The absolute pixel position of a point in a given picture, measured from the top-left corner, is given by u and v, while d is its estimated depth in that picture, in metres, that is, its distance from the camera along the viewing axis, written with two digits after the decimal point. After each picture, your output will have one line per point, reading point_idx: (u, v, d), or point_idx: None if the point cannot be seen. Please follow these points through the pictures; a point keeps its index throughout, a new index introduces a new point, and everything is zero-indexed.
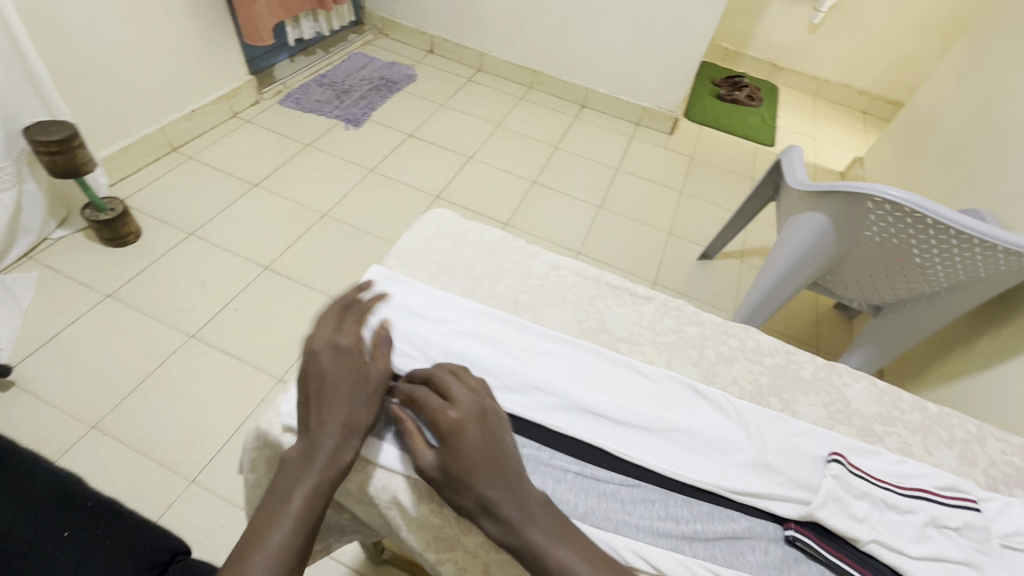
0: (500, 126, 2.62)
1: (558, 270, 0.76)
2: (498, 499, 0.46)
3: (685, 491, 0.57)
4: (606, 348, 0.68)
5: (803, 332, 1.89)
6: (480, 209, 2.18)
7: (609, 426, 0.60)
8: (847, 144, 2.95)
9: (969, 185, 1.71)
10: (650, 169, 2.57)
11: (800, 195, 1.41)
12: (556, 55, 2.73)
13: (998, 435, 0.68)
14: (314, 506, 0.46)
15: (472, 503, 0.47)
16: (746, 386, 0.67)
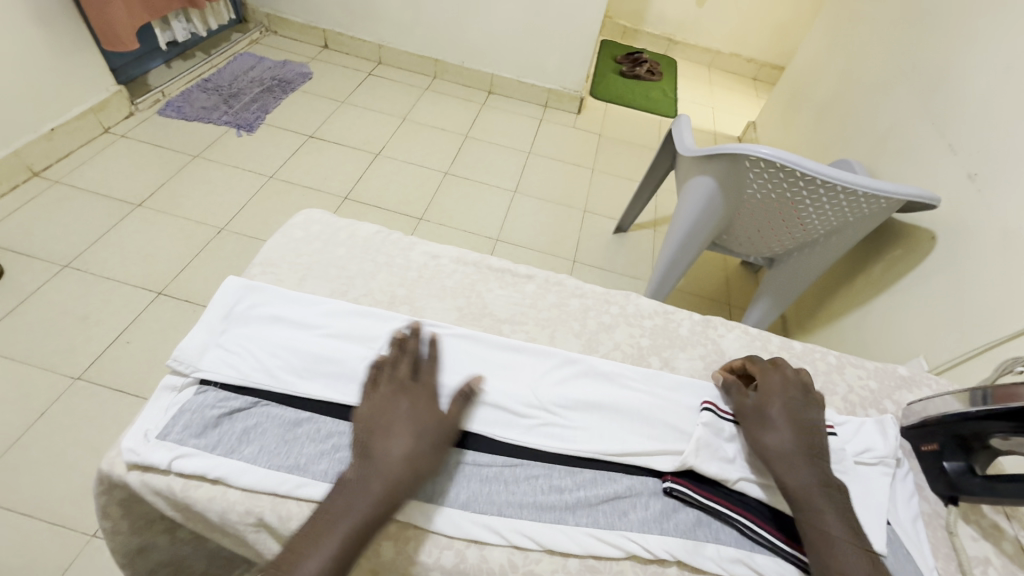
0: (407, 119, 2.55)
1: (438, 260, 0.75)
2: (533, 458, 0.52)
3: (568, 462, 0.58)
4: (487, 332, 0.67)
5: (714, 290, 2.00)
6: (392, 205, 2.12)
7: (491, 411, 0.59)
8: (742, 110, 3.13)
9: (840, 138, 1.87)
10: (561, 150, 2.60)
11: (690, 161, 1.47)
12: (456, 42, 2.68)
13: (854, 363, 0.75)
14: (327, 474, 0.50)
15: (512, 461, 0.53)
16: (627, 351, 0.69)
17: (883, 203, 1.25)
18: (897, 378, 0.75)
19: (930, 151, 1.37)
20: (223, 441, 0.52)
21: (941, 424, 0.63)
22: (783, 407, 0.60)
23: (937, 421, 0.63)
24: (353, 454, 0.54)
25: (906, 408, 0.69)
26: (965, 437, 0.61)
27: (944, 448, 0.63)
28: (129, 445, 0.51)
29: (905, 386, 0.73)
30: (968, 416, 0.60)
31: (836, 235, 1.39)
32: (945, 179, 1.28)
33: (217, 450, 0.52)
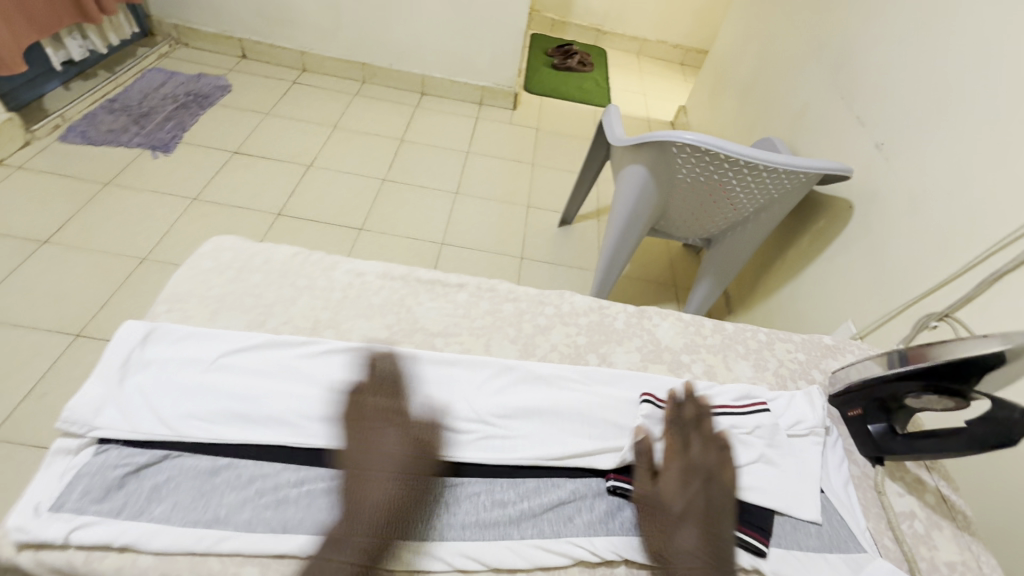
0: (338, 127, 2.46)
1: (364, 277, 0.72)
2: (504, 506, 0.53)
3: (510, 473, 0.56)
4: (419, 347, 0.65)
5: (660, 274, 2.05)
6: (329, 218, 2.04)
7: (428, 432, 0.57)
8: (671, 95, 3.22)
9: (762, 117, 1.95)
10: (500, 147, 2.59)
11: (622, 151, 1.49)
12: (382, 45, 2.61)
13: (782, 338, 0.78)
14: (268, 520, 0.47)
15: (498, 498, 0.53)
16: (564, 351, 0.69)
17: (802, 177, 1.31)
18: (823, 347, 0.78)
19: (840, 124, 1.45)
20: (130, 503, 0.48)
21: (863, 389, 0.66)
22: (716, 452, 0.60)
23: (859, 386, 0.66)
24: (278, 497, 0.50)
25: (832, 375, 0.72)
26: (885, 399, 0.64)
27: (867, 411, 0.66)
28: (15, 523, 0.45)
29: (831, 355, 0.77)
30: (886, 380, 0.63)
31: (764, 211, 1.44)
32: (856, 150, 1.36)
33: (124, 514, 0.47)
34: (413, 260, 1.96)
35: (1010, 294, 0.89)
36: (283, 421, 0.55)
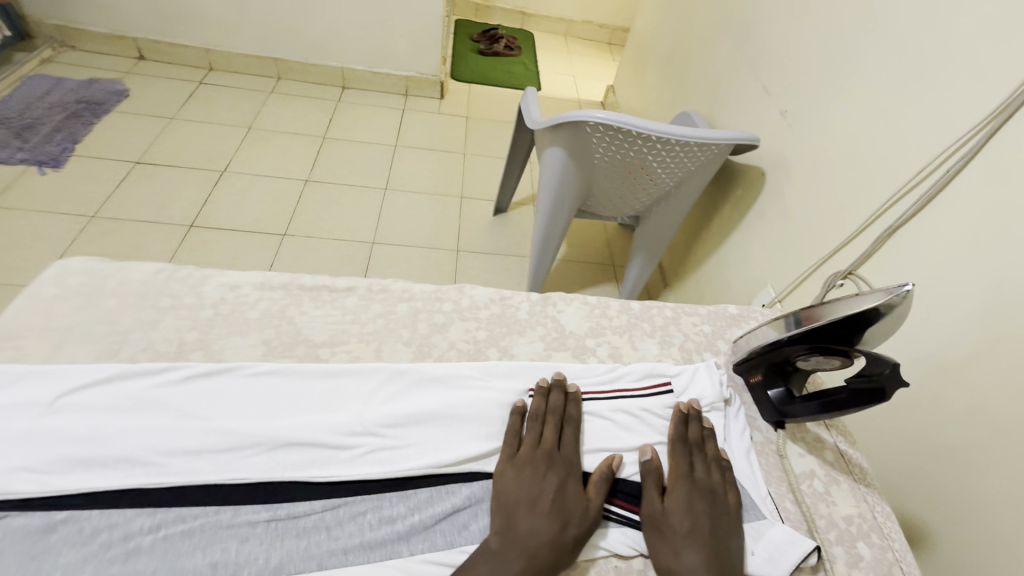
0: (253, 127, 2.29)
1: (240, 290, 0.66)
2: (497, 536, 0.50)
3: (400, 485, 0.53)
4: (301, 361, 0.60)
5: (598, 254, 2.05)
6: (248, 226, 1.90)
7: (308, 452, 0.53)
8: (601, 75, 3.21)
9: (681, 92, 1.96)
10: (431, 137, 2.45)
11: (540, 134, 1.47)
12: (292, 37, 2.42)
13: (688, 312, 0.78)
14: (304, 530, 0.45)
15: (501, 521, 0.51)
16: (463, 348, 0.66)
17: (713, 150, 1.32)
18: (728, 317, 0.78)
19: (749, 94, 1.47)
20: None
21: (760, 357, 0.66)
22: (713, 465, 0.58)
23: (757, 354, 0.66)
24: (128, 548, 0.45)
25: (734, 344, 0.72)
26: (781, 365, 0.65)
27: (767, 379, 0.66)
28: None
29: (735, 324, 0.77)
30: (779, 345, 0.63)
31: (683, 185, 1.46)
32: (764, 119, 1.38)
33: None
34: (343, 262, 1.86)
35: (903, 248, 0.93)
36: (134, 460, 0.49)
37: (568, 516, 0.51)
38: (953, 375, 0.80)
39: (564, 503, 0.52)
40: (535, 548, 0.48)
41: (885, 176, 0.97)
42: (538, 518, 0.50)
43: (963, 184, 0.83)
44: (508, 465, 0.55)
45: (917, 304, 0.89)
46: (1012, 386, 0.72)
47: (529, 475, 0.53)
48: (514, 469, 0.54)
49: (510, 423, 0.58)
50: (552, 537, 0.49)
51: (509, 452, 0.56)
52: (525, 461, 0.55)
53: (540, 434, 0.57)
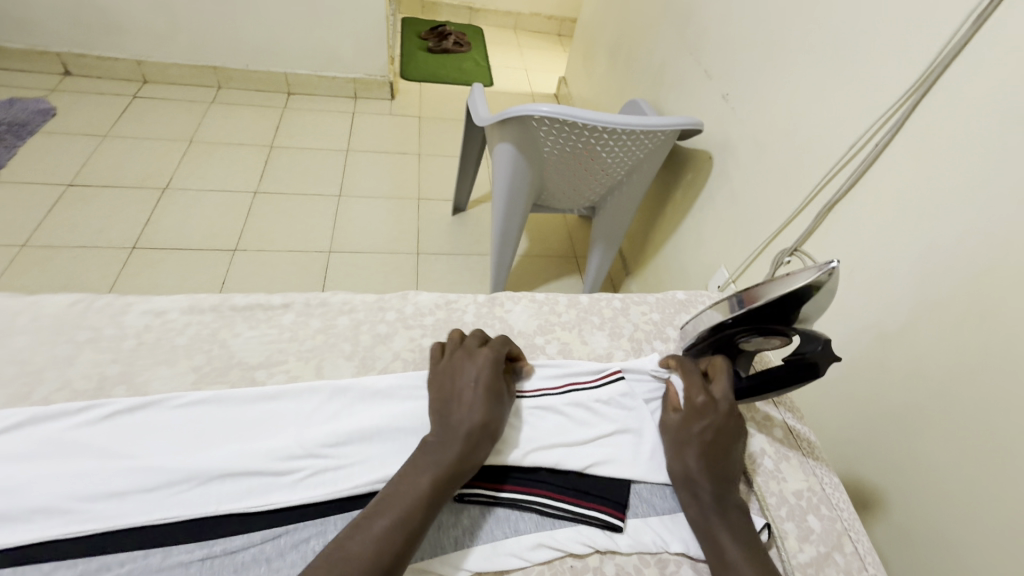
0: (195, 140, 2.19)
1: (166, 316, 0.62)
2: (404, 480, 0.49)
3: (346, 506, 0.51)
4: (235, 386, 0.58)
5: (560, 247, 2.05)
6: (195, 243, 1.82)
7: (243, 482, 0.50)
8: (553, 68, 3.19)
9: (629, 81, 1.97)
10: (383, 140, 2.38)
11: (488, 131, 1.45)
12: (228, 43, 2.31)
13: (637, 301, 0.78)
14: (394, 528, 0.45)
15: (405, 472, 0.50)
16: (408, 358, 0.64)
17: (660, 136, 1.33)
18: (676, 303, 0.79)
19: (691, 79, 1.49)
20: None
21: (705, 342, 0.66)
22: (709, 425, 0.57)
23: (702, 340, 0.66)
24: None
25: (681, 331, 0.72)
26: (725, 347, 0.65)
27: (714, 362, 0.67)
28: None
29: (683, 309, 0.78)
30: (723, 330, 0.63)
31: (634, 172, 1.47)
32: (707, 103, 1.40)
33: None
34: (299, 274, 1.80)
35: (842, 223, 0.95)
36: (50, 510, 0.46)
37: (468, 440, 0.52)
38: (894, 342, 0.83)
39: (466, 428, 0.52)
40: (438, 469, 0.49)
41: (821, 153, 0.99)
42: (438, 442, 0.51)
43: (891, 156, 0.85)
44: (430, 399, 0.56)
45: (857, 275, 0.91)
46: (946, 348, 0.75)
47: (439, 406, 0.55)
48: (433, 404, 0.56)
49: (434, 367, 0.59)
50: (452, 458, 0.50)
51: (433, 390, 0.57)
52: (438, 396, 0.56)
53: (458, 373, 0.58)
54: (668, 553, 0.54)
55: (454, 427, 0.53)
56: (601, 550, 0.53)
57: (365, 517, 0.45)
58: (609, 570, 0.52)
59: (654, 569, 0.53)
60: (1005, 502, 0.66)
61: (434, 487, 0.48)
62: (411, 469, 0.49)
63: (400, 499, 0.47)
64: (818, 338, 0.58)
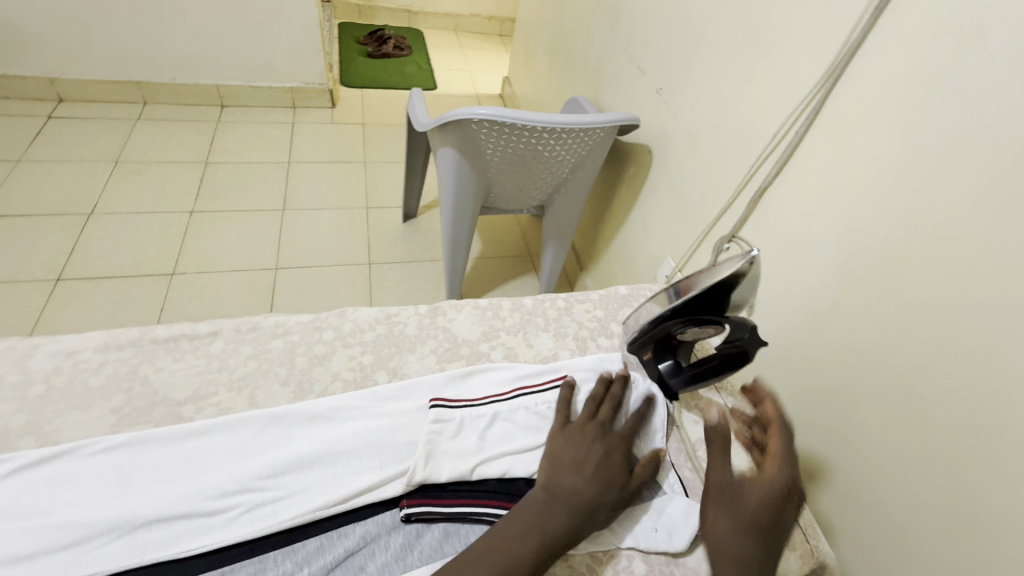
0: (120, 160, 2.06)
1: (78, 356, 0.58)
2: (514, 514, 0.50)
3: (286, 539, 0.49)
4: (158, 425, 0.54)
5: (514, 247, 2.05)
6: (127, 270, 1.71)
7: (172, 528, 0.47)
8: (497, 68, 3.18)
9: (569, 78, 1.98)
10: (326, 149, 2.31)
11: (429, 135, 1.43)
12: (151, 56, 2.18)
13: (581, 299, 0.78)
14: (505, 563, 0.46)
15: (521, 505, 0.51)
16: (348, 377, 0.62)
17: (600, 133, 1.35)
18: (619, 298, 0.80)
19: (627, 76, 1.52)
20: None
21: (647, 336, 0.66)
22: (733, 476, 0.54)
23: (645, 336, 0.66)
24: None
25: (624, 326, 0.72)
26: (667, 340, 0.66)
27: (658, 356, 0.67)
28: None
29: (626, 305, 0.80)
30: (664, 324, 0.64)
31: (578, 170, 1.48)
32: (643, 99, 1.43)
33: None
34: (244, 295, 1.72)
35: (772, 209, 0.99)
36: None
37: (612, 482, 0.54)
38: (826, 320, 0.87)
39: (610, 470, 0.55)
40: (577, 503, 0.51)
41: (748, 142, 1.03)
42: (586, 478, 0.53)
43: (811, 143, 0.90)
44: (561, 431, 0.58)
45: (789, 258, 0.95)
46: (871, 322, 0.79)
47: (580, 440, 0.57)
48: (566, 436, 0.58)
49: (563, 397, 0.62)
50: (595, 493, 0.53)
51: (563, 422, 0.59)
52: (576, 429, 0.58)
53: (594, 411, 0.61)
54: (620, 549, 0.55)
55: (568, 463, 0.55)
56: None
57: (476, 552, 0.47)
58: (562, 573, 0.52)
59: (606, 567, 0.53)
60: (928, 463, 0.71)
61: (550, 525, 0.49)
62: (549, 500, 0.51)
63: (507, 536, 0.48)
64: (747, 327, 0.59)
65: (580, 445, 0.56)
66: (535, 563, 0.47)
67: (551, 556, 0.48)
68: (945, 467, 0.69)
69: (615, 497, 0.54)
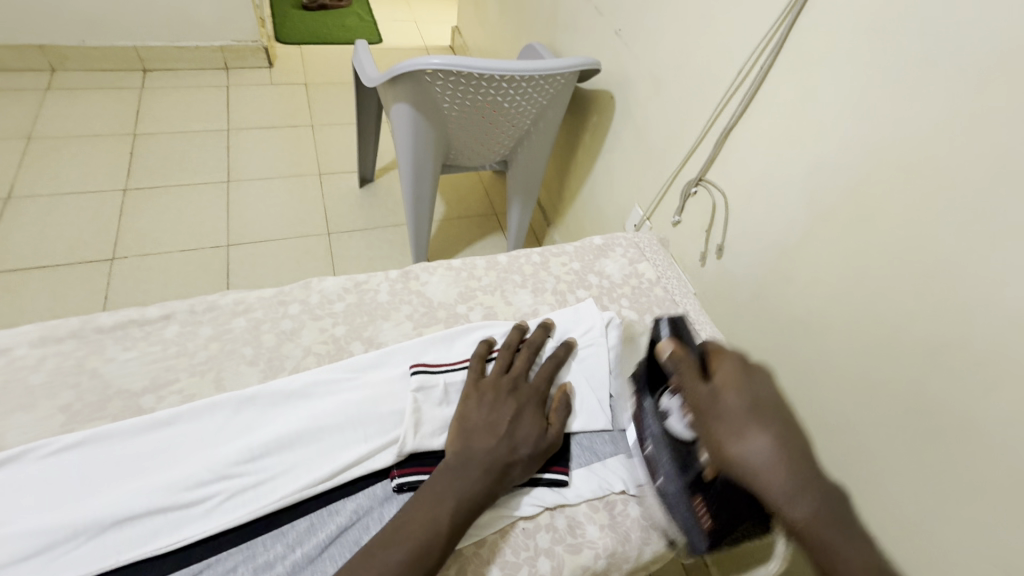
0: (36, 137, 1.85)
1: (12, 353, 0.52)
2: (452, 464, 0.49)
3: (273, 523, 0.47)
4: (117, 420, 0.50)
5: (479, 207, 2.00)
6: (62, 257, 1.58)
7: (145, 526, 0.44)
8: (444, 17, 2.98)
9: (522, 23, 1.88)
10: (268, 114, 2.14)
11: (379, 90, 1.33)
12: (51, 16, 1.93)
13: (556, 253, 0.77)
14: (461, 516, 0.46)
15: (457, 458, 0.50)
16: (322, 351, 0.59)
17: (560, 79, 1.30)
18: (594, 249, 0.79)
19: (583, 17, 1.45)
20: None
21: (670, 479, 0.53)
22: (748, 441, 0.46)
23: (668, 481, 0.53)
24: None
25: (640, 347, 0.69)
26: (679, 455, 0.53)
27: (698, 486, 0.50)
28: None
29: (602, 255, 0.79)
30: (648, 431, 0.57)
31: (540, 121, 1.44)
32: (601, 41, 1.38)
33: None
34: (197, 275, 1.62)
35: (738, 149, 0.98)
36: None
37: (524, 434, 0.53)
38: (794, 257, 0.89)
39: (522, 422, 0.54)
40: (490, 464, 0.50)
41: (713, 81, 1.01)
42: (500, 437, 0.52)
43: (776, 78, 0.88)
44: (473, 389, 0.56)
45: (756, 198, 0.96)
46: (838, 255, 0.81)
47: (492, 399, 0.55)
48: (478, 395, 0.55)
49: (478, 351, 0.59)
50: (521, 436, 0.53)
51: (477, 376, 0.57)
52: (488, 387, 0.56)
53: (506, 362, 0.59)
54: (614, 494, 0.56)
55: (491, 416, 0.53)
56: (551, 507, 0.53)
57: (429, 506, 0.46)
58: (561, 523, 0.53)
59: (602, 514, 0.54)
60: (889, 385, 0.75)
61: (488, 471, 0.49)
62: (463, 464, 0.49)
63: (446, 490, 0.47)
64: (663, 327, 0.60)
65: (491, 401, 0.55)
66: (452, 527, 0.45)
67: (468, 520, 0.47)
68: (907, 384, 0.73)
69: (532, 444, 0.53)
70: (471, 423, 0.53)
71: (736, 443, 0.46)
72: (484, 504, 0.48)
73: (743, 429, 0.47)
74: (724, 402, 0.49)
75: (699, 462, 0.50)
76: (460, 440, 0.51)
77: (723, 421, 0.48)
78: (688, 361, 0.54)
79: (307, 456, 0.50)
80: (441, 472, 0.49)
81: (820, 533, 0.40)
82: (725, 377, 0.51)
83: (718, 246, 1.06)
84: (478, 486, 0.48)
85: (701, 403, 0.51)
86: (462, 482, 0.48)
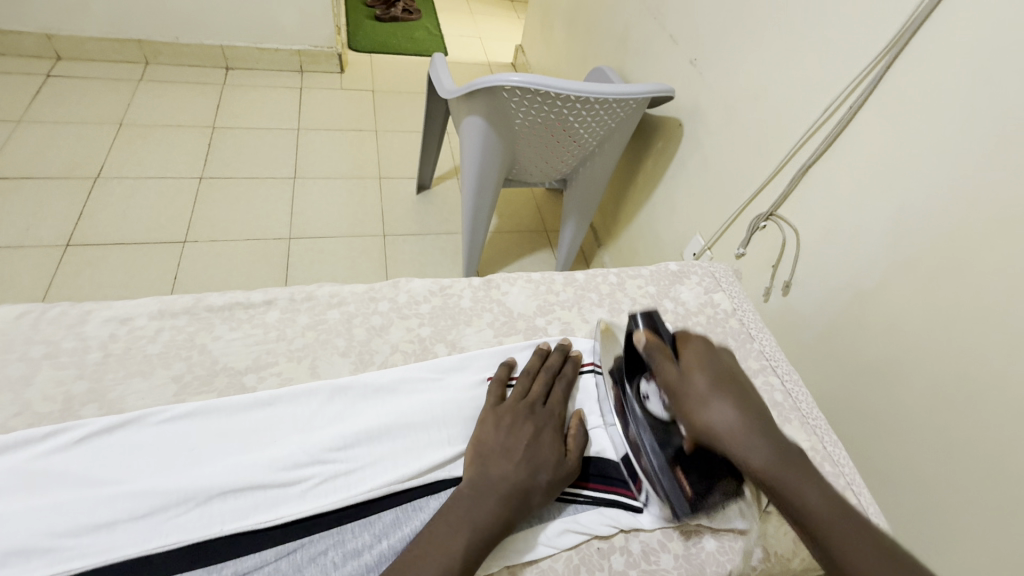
0: (126, 123, 1.99)
1: (133, 323, 0.56)
2: (460, 495, 0.48)
3: (361, 512, 0.48)
4: (223, 394, 0.53)
5: (531, 222, 2.02)
6: (140, 236, 1.68)
7: (245, 500, 0.46)
8: (508, 36, 3.06)
9: (590, 47, 1.91)
10: (336, 117, 2.23)
11: (454, 103, 1.38)
12: (152, 14, 2.08)
13: (632, 275, 0.77)
14: (472, 550, 0.44)
15: (470, 487, 0.49)
16: (408, 350, 0.61)
17: (632, 104, 1.31)
18: (669, 275, 0.79)
19: (657, 45, 1.47)
20: None
21: (649, 455, 0.55)
22: (708, 413, 0.52)
23: (647, 453, 0.55)
24: None
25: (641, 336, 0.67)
26: (659, 433, 0.56)
27: (679, 455, 0.54)
28: None
29: (678, 281, 0.79)
30: (630, 414, 0.58)
31: (606, 143, 1.45)
32: (675, 69, 1.39)
33: None
34: (260, 264, 1.69)
35: (816, 187, 0.97)
36: (29, 549, 0.41)
37: (543, 461, 0.51)
38: (871, 300, 0.87)
39: (541, 447, 0.52)
40: (505, 490, 0.48)
41: (794, 118, 1.00)
42: (514, 464, 0.50)
43: (865, 119, 0.87)
44: (492, 412, 0.54)
45: (832, 238, 0.94)
46: (922, 303, 0.79)
47: (511, 423, 0.53)
48: (495, 418, 0.54)
49: (499, 375, 0.58)
50: (539, 465, 0.51)
51: (495, 400, 0.56)
52: (506, 411, 0.54)
53: (527, 387, 0.58)
54: (688, 525, 0.55)
55: (505, 443, 0.52)
56: (625, 529, 0.53)
57: (442, 535, 0.45)
58: (635, 547, 0.53)
59: (676, 543, 0.54)
60: (975, 445, 0.71)
61: (504, 502, 0.47)
62: (478, 492, 0.48)
63: (460, 521, 0.46)
64: (637, 316, 0.62)
65: (508, 425, 0.53)
66: (465, 560, 0.44)
67: (481, 553, 0.45)
68: (994, 446, 0.69)
69: (551, 475, 0.51)
70: (484, 449, 0.51)
71: (705, 415, 0.52)
72: (497, 539, 0.46)
73: (708, 407, 0.53)
74: (692, 383, 0.55)
75: (677, 437, 0.55)
76: (474, 466, 0.50)
77: (690, 397, 0.54)
78: (660, 347, 0.58)
79: (388, 454, 0.51)
80: (450, 504, 0.47)
81: (784, 479, 0.47)
82: (691, 359, 0.57)
83: (785, 282, 1.04)
84: (490, 517, 0.46)
85: (673, 387, 0.55)
86: (472, 513, 0.46)
